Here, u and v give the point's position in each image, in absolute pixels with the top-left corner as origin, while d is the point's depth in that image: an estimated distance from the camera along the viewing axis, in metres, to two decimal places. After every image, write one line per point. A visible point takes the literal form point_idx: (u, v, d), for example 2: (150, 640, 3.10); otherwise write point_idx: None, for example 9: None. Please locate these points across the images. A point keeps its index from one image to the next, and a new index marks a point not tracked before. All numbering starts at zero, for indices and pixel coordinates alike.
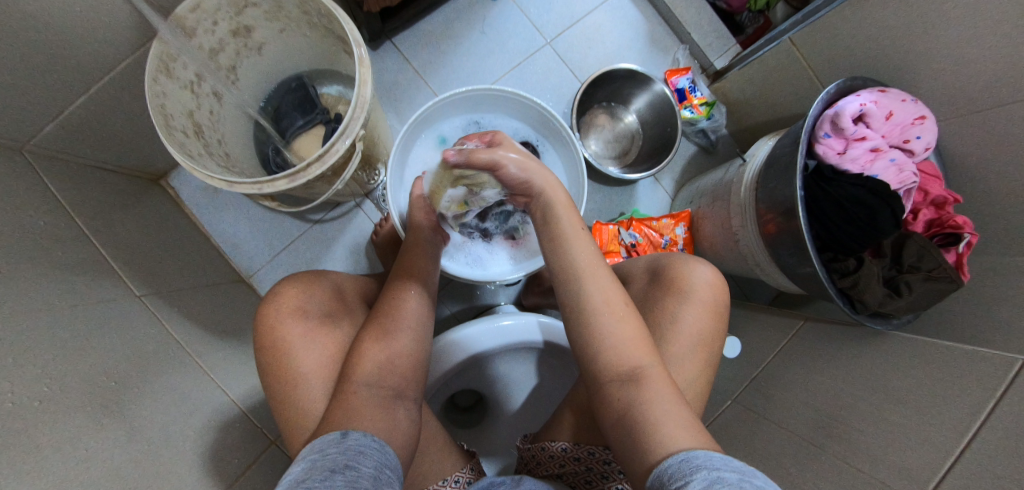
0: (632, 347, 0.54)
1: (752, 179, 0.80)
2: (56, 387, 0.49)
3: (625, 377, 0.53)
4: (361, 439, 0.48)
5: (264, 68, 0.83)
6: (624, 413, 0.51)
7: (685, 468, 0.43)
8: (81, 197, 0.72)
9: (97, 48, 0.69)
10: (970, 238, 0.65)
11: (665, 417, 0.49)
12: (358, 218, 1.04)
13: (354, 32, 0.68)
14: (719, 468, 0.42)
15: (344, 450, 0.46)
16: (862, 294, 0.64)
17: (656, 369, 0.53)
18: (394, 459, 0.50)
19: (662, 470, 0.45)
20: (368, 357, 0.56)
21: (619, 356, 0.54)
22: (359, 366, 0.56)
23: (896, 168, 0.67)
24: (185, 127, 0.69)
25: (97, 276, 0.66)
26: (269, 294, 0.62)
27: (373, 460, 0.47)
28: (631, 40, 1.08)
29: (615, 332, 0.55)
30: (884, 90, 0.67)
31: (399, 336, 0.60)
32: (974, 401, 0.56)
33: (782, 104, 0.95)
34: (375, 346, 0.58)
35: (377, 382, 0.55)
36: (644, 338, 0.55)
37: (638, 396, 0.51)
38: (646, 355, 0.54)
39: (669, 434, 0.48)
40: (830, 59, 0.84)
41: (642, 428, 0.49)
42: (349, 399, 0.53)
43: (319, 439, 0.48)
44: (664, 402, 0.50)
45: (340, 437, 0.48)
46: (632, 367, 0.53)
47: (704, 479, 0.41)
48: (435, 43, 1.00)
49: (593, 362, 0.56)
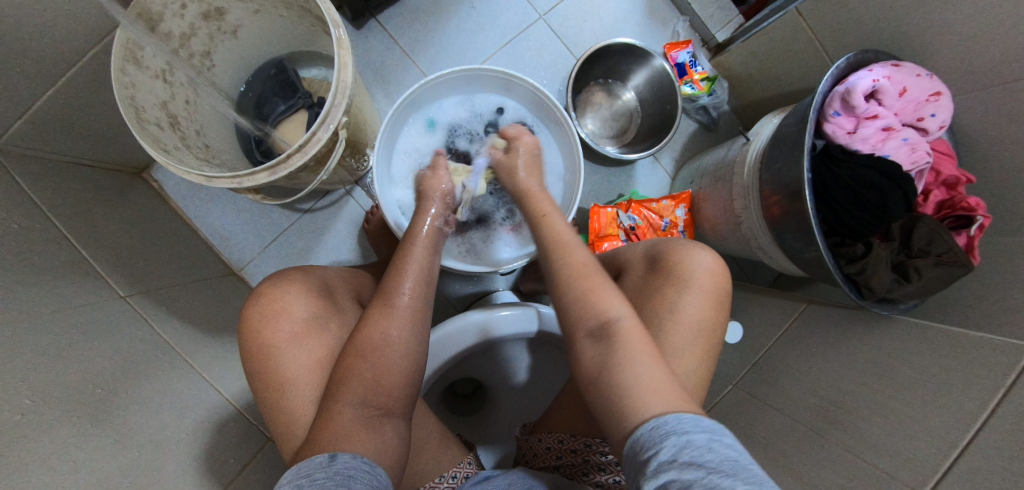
0: (605, 298, 0.54)
1: (755, 160, 0.77)
2: (39, 399, 0.48)
3: (597, 332, 0.52)
4: (350, 461, 0.46)
5: (241, 52, 0.78)
6: (597, 375, 0.50)
7: (656, 436, 0.42)
8: (56, 195, 0.69)
9: (61, 35, 0.64)
10: (983, 220, 0.62)
11: (638, 377, 0.47)
12: (349, 206, 1.01)
13: (331, 11, 0.64)
14: (689, 431, 0.41)
15: (332, 475, 0.44)
16: (870, 280, 0.61)
17: (627, 321, 0.52)
18: (384, 480, 0.47)
19: (635, 440, 0.43)
20: (354, 367, 0.53)
21: (588, 314, 0.54)
22: (346, 380, 0.52)
23: (909, 147, 0.64)
24: (159, 119, 0.66)
25: (78, 278, 0.64)
26: (253, 294, 0.59)
27: (365, 483, 0.45)
28: (629, 12, 1.03)
29: (584, 288, 0.55)
30: (898, 63, 0.63)
31: (390, 341, 0.56)
32: (983, 389, 0.54)
33: (787, 78, 0.91)
34: (363, 353, 0.54)
35: (364, 397, 0.52)
36: (616, 295, 0.55)
37: (611, 355, 0.50)
38: (615, 307, 0.53)
39: (642, 395, 0.46)
40: (839, 30, 0.79)
41: (617, 387, 0.48)
42: (332, 418, 0.50)
43: (305, 462, 0.45)
44: (637, 361, 0.49)
45: (328, 460, 0.45)
46: (604, 322, 0.52)
47: (675, 446, 0.40)
48: (422, 20, 0.95)
49: (567, 321, 0.56)
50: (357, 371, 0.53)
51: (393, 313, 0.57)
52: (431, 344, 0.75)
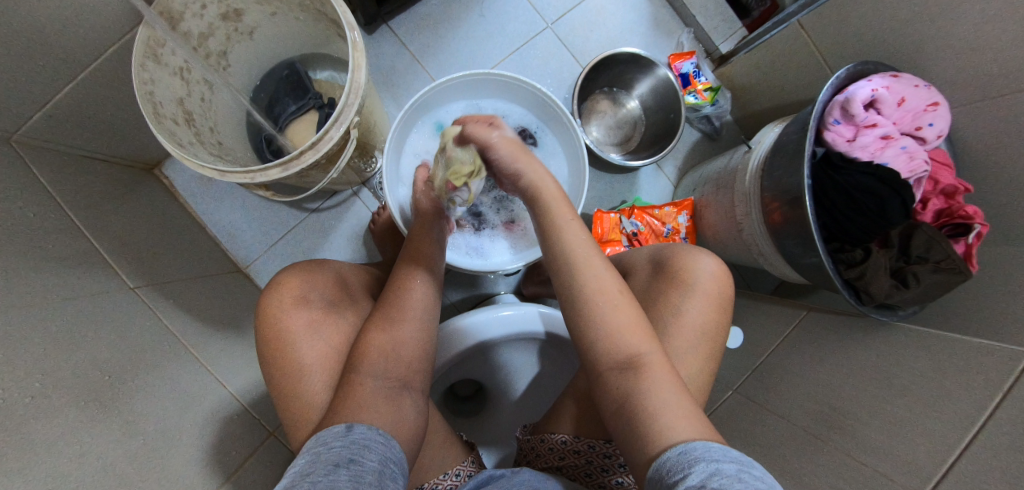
0: (630, 330, 0.53)
1: (757, 167, 0.78)
2: (49, 383, 0.48)
3: (624, 364, 0.52)
4: (366, 432, 0.47)
5: (256, 53, 0.80)
6: (622, 404, 0.50)
7: (684, 461, 0.43)
8: (71, 187, 0.71)
9: (83, 32, 0.66)
10: (980, 228, 0.63)
11: (665, 407, 0.48)
12: (355, 207, 1.03)
13: (347, 14, 0.66)
14: (717, 459, 0.42)
15: (348, 444, 0.45)
16: (869, 286, 0.63)
17: (655, 357, 0.52)
18: (399, 452, 0.49)
19: (662, 464, 0.44)
20: (374, 347, 0.55)
21: (617, 347, 0.53)
22: (374, 350, 0.55)
23: (907, 155, 0.65)
24: (175, 115, 0.68)
25: (89, 268, 0.65)
26: (269, 284, 0.60)
27: (379, 454, 0.46)
28: (634, 23, 1.05)
29: (618, 323, 0.53)
30: (896, 74, 0.65)
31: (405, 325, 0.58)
32: (981, 394, 0.55)
33: (789, 89, 0.93)
34: (381, 336, 0.56)
35: (385, 374, 0.54)
36: (644, 326, 0.54)
37: (636, 386, 0.50)
38: (644, 343, 0.52)
39: (668, 422, 0.47)
40: (840, 42, 0.81)
41: (642, 417, 0.48)
42: (355, 391, 0.52)
43: (324, 431, 0.47)
44: (662, 391, 0.49)
45: (345, 430, 0.47)
46: (633, 357, 0.52)
47: (705, 472, 0.41)
48: (433, 26, 0.97)
49: (591, 351, 0.54)
50: (378, 348, 0.55)
51: (406, 303, 0.59)
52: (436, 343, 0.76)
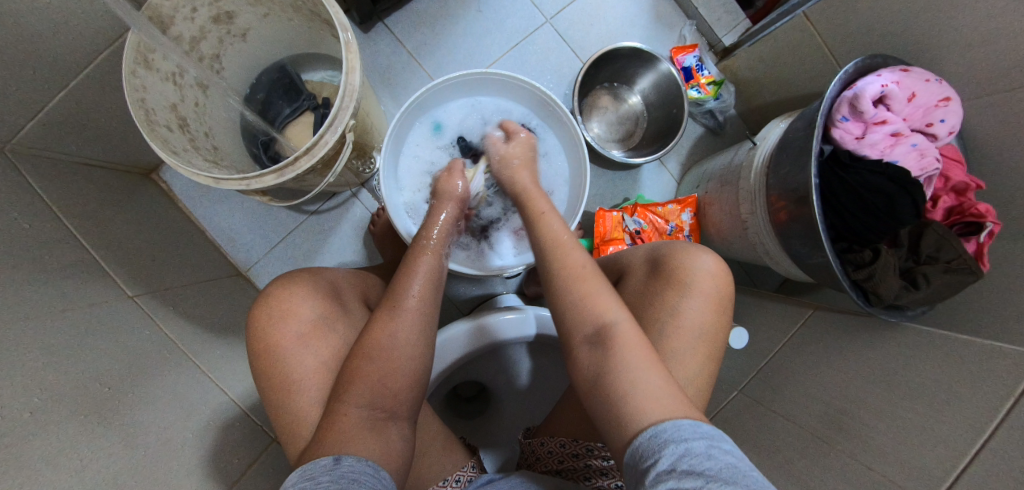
0: (597, 306, 0.55)
1: (761, 164, 0.76)
2: (48, 398, 0.48)
3: (595, 339, 0.53)
4: (355, 464, 0.46)
5: (249, 55, 0.78)
6: (597, 380, 0.51)
7: (656, 445, 0.43)
8: (67, 195, 0.70)
9: (74, 37, 0.65)
10: (993, 227, 0.61)
11: (634, 379, 0.48)
12: (354, 208, 1.02)
13: (340, 15, 0.65)
14: (686, 439, 0.42)
15: (336, 478, 0.44)
16: (878, 286, 0.61)
17: (625, 326, 0.53)
18: (389, 482, 0.47)
19: (635, 448, 0.44)
20: (364, 369, 0.53)
21: (586, 318, 0.55)
22: (367, 362, 0.54)
23: (917, 153, 0.62)
24: (169, 121, 0.67)
25: (87, 279, 0.64)
26: (260, 297, 0.59)
27: (368, 486, 0.44)
28: (636, 15, 1.03)
29: (587, 295, 0.56)
30: (907, 68, 0.62)
31: (401, 335, 0.56)
32: (993, 397, 0.54)
33: (794, 83, 0.91)
34: (371, 358, 0.54)
35: (372, 402, 0.52)
36: (612, 297, 0.56)
37: (609, 360, 0.51)
38: (613, 311, 0.54)
39: (640, 403, 0.47)
40: (848, 35, 0.79)
41: (614, 392, 0.49)
42: (338, 422, 0.50)
43: (309, 465, 0.45)
44: (634, 365, 0.49)
45: (333, 463, 0.45)
46: (602, 328, 0.53)
47: (674, 454, 0.41)
48: (430, 23, 0.95)
49: (566, 327, 0.57)
50: (372, 371, 0.53)
51: (400, 316, 0.57)
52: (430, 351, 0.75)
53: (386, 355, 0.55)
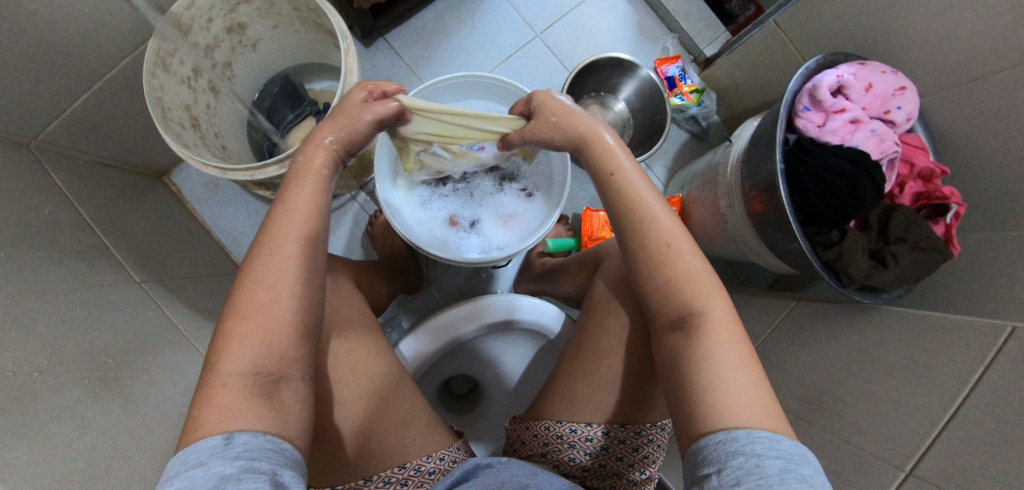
0: (688, 287, 0.50)
1: (737, 159, 0.80)
2: (57, 359, 0.51)
3: (680, 323, 0.50)
4: (251, 442, 0.38)
5: (258, 65, 0.85)
6: (679, 366, 0.48)
7: (722, 453, 0.40)
8: (85, 190, 0.76)
9: (99, 46, 0.72)
10: (957, 208, 0.64)
11: (727, 379, 0.44)
12: (353, 211, 1.06)
13: (340, 24, 0.71)
14: (759, 456, 0.39)
15: (229, 463, 0.36)
16: (847, 266, 0.63)
17: (718, 317, 0.49)
18: (292, 453, 0.40)
19: (700, 449, 0.42)
20: (237, 331, 0.42)
21: (674, 302, 0.50)
22: (239, 338, 0.42)
23: (877, 138, 0.66)
24: (182, 119, 0.73)
25: (98, 263, 0.68)
26: None
27: (268, 464, 0.37)
28: (621, 30, 1.09)
29: (681, 275, 0.51)
30: (862, 62, 0.67)
31: (279, 281, 0.44)
32: (965, 367, 0.54)
33: (771, 87, 0.95)
34: (245, 317, 0.43)
35: (256, 361, 0.42)
36: (707, 281, 0.51)
37: (697, 346, 0.47)
38: (705, 299, 0.49)
39: (726, 397, 0.43)
40: (815, 38, 0.84)
41: (699, 382, 0.45)
42: (215, 394, 0.40)
43: (191, 447, 0.37)
44: (726, 358, 0.46)
45: (223, 445, 0.37)
46: (688, 315, 0.49)
47: (741, 468, 0.38)
48: (427, 38, 1.03)
49: (648, 304, 0.52)
50: (246, 330, 0.42)
51: (274, 267, 0.45)
52: (434, 324, 0.79)
53: (258, 311, 0.43)
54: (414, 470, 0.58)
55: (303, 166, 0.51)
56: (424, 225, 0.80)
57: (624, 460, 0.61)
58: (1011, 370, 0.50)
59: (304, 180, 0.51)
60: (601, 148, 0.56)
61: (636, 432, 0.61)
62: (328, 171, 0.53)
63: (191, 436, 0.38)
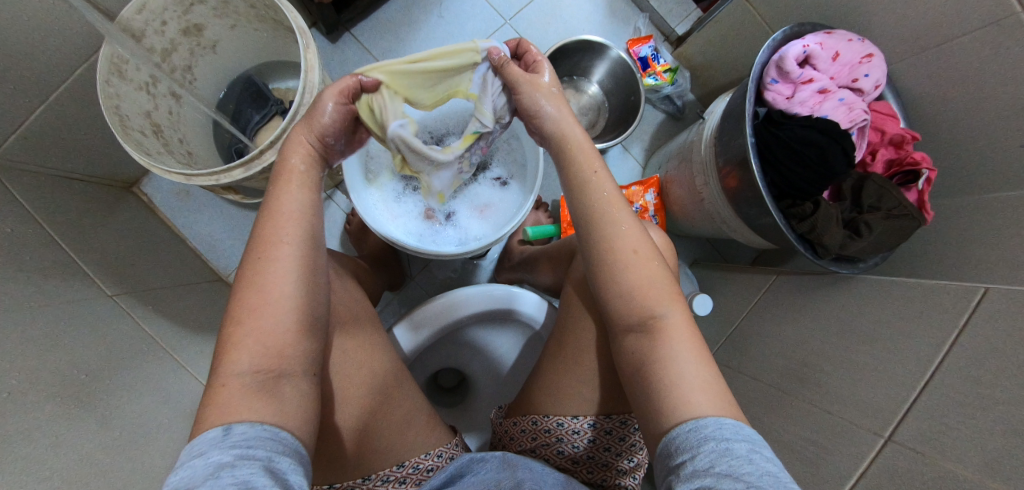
0: (647, 293, 0.50)
1: (710, 135, 0.79)
2: (25, 377, 0.50)
3: (639, 327, 0.49)
4: (249, 432, 0.37)
5: (220, 66, 0.84)
6: (641, 369, 0.48)
7: (693, 440, 0.41)
8: (49, 204, 0.74)
9: (50, 55, 0.69)
10: (928, 174, 0.65)
11: (683, 379, 0.45)
12: (330, 210, 1.05)
13: (297, 19, 0.69)
14: (728, 438, 0.40)
15: (227, 452, 0.35)
16: (822, 237, 0.63)
17: (676, 319, 0.49)
18: (294, 443, 0.39)
19: (669, 441, 0.42)
20: (239, 333, 0.42)
21: (632, 306, 0.50)
22: (237, 342, 0.41)
23: (845, 107, 0.66)
24: (143, 127, 0.71)
25: (66, 278, 0.67)
26: None
27: (267, 451, 0.36)
28: (591, 12, 1.08)
29: (636, 281, 0.50)
30: (829, 31, 0.67)
31: (275, 283, 0.43)
32: (940, 332, 0.55)
33: (743, 61, 0.95)
34: (242, 320, 0.42)
35: (255, 360, 0.41)
36: (664, 286, 0.50)
37: (655, 349, 0.48)
38: (662, 303, 0.49)
39: (683, 397, 0.44)
40: (784, 9, 0.83)
41: (658, 384, 0.46)
42: (216, 393, 0.39)
43: (194, 439, 0.36)
44: (683, 359, 0.46)
45: (222, 435, 0.36)
46: (647, 318, 0.49)
47: (713, 452, 0.39)
48: (394, 30, 1.01)
49: (608, 308, 0.52)
50: (244, 334, 0.41)
51: (271, 268, 0.44)
52: (441, 304, 0.78)
53: (253, 314, 0.42)
54: (413, 469, 0.58)
55: (286, 166, 0.49)
56: (399, 220, 0.79)
57: (614, 450, 0.62)
58: (985, 332, 0.50)
59: (290, 182, 0.49)
60: (569, 152, 0.54)
61: (621, 422, 0.61)
62: (307, 167, 0.50)
63: (197, 429, 0.38)
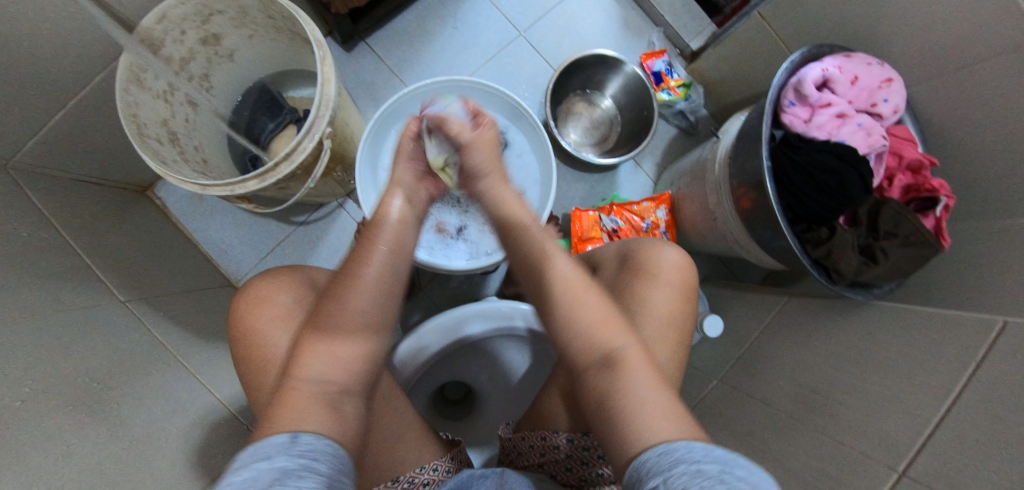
0: (603, 327, 0.48)
1: (725, 155, 0.79)
2: (37, 387, 0.50)
3: (599, 364, 0.47)
4: (315, 442, 0.38)
5: (236, 75, 0.84)
6: (601, 406, 0.45)
7: (663, 463, 0.37)
8: (64, 209, 0.74)
9: (70, 62, 0.70)
10: (946, 201, 0.63)
11: (646, 409, 0.43)
12: (341, 218, 1.05)
13: (315, 32, 0.69)
14: (699, 459, 0.36)
15: (293, 455, 0.36)
16: (837, 263, 0.63)
17: (634, 351, 0.47)
18: (350, 464, 0.40)
19: (639, 466, 0.39)
20: (318, 344, 0.45)
21: (590, 342, 0.48)
22: (314, 352, 0.45)
23: (864, 132, 0.66)
24: (159, 134, 0.72)
25: (80, 283, 0.67)
26: (244, 286, 0.60)
27: (329, 465, 0.37)
28: (605, 26, 1.08)
29: (592, 316, 0.49)
30: (848, 55, 0.66)
31: (356, 305, 0.47)
32: (957, 364, 0.54)
33: (758, 79, 0.94)
34: (323, 333, 0.46)
35: (328, 374, 0.44)
36: (619, 319, 0.49)
37: (617, 383, 0.45)
38: (620, 336, 0.48)
39: (649, 427, 0.42)
40: (801, 30, 0.83)
41: (622, 418, 0.43)
42: (289, 396, 0.42)
43: (260, 442, 0.37)
44: (647, 389, 0.44)
45: (289, 441, 0.37)
46: (607, 354, 0.47)
47: (682, 475, 0.35)
48: (408, 41, 1.01)
49: (566, 347, 0.50)
50: (324, 347, 0.45)
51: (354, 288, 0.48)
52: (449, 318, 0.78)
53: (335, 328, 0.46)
54: (408, 483, 0.57)
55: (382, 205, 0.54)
56: None
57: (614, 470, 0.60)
58: (1002, 367, 0.49)
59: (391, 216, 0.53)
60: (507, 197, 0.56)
61: None
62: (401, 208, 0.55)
63: (263, 433, 0.39)
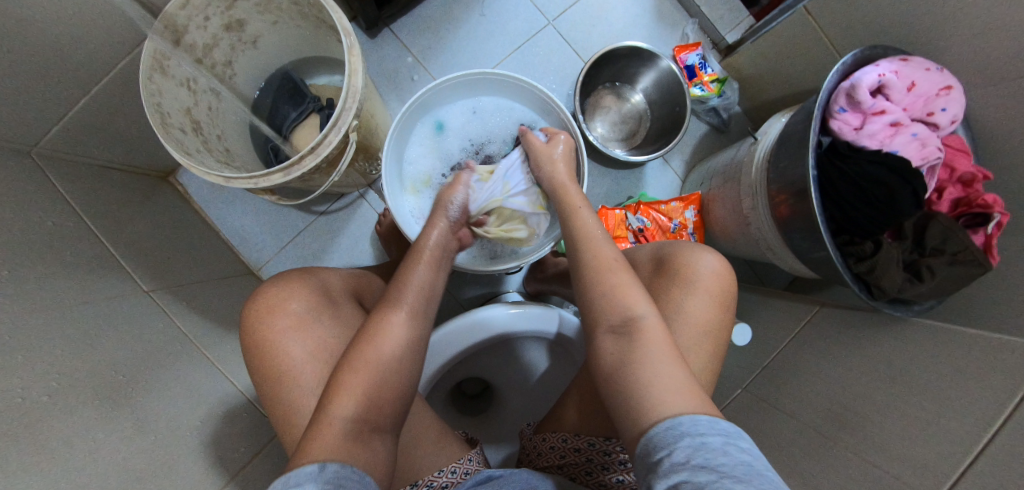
0: (626, 300, 0.53)
1: (762, 158, 0.76)
2: (66, 382, 0.50)
3: (619, 327, 0.52)
4: (342, 470, 0.41)
5: (259, 61, 0.82)
6: (617, 369, 0.49)
7: (669, 436, 0.41)
8: (89, 196, 0.74)
9: (92, 47, 0.68)
10: (1000, 218, 0.60)
11: (656, 377, 0.46)
12: (362, 208, 1.04)
13: (343, 20, 0.67)
14: (704, 432, 0.40)
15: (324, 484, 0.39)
16: (880, 279, 0.60)
17: (653, 322, 0.51)
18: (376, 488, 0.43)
19: (646, 438, 0.42)
20: (351, 380, 0.47)
21: (614, 307, 0.53)
22: (347, 385, 0.47)
23: (918, 143, 0.63)
24: (183, 124, 0.70)
25: (105, 273, 0.67)
26: (252, 295, 0.58)
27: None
28: (637, 15, 1.03)
29: (615, 284, 0.55)
30: (905, 58, 0.63)
31: (385, 345, 0.51)
32: (1003, 391, 0.51)
33: (798, 78, 0.90)
34: (357, 369, 0.48)
35: (357, 412, 0.46)
36: (641, 294, 0.54)
37: (632, 350, 0.49)
38: (641, 305, 0.52)
39: (656, 396, 0.44)
40: (849, 26, 0.78)
41: (633, 384, 0.46)
42: (321, 433, 0.44)
43: (291, 472, 0.40)
44: (660, 359, 0.47)
45: (318, 471, 0.40)
46: (628, 319, 0.52)
47: (689, 447, 0.39)
48: (434, 28, 0.98)
49: (592, 309, 0.56)
50: (356, 386, 0.47)
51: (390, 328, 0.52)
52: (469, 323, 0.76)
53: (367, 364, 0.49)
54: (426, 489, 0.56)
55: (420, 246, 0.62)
56: None
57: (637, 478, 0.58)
58: None
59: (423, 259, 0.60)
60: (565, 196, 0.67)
61: None
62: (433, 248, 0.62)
63: (294, 463, 0.41)
